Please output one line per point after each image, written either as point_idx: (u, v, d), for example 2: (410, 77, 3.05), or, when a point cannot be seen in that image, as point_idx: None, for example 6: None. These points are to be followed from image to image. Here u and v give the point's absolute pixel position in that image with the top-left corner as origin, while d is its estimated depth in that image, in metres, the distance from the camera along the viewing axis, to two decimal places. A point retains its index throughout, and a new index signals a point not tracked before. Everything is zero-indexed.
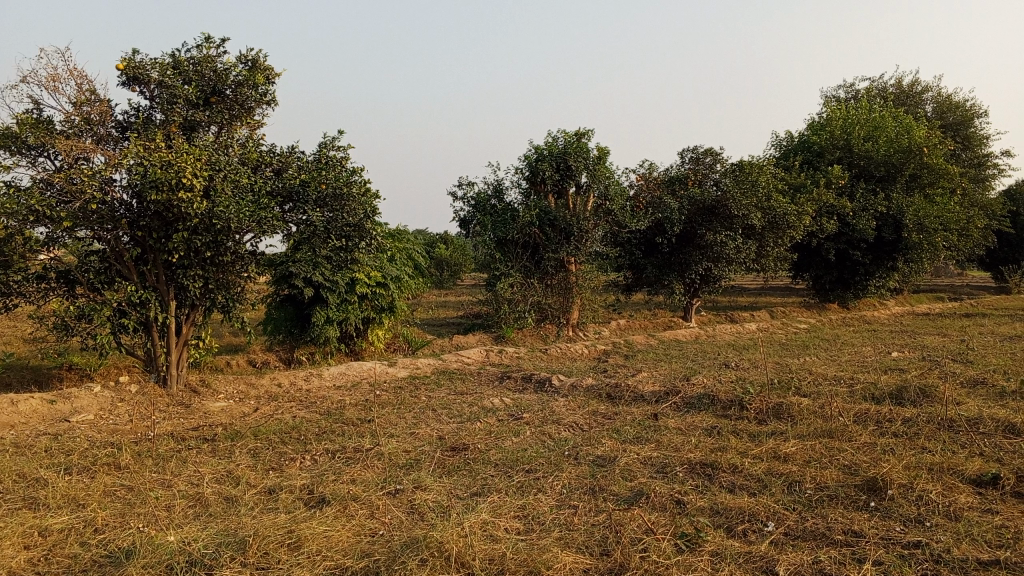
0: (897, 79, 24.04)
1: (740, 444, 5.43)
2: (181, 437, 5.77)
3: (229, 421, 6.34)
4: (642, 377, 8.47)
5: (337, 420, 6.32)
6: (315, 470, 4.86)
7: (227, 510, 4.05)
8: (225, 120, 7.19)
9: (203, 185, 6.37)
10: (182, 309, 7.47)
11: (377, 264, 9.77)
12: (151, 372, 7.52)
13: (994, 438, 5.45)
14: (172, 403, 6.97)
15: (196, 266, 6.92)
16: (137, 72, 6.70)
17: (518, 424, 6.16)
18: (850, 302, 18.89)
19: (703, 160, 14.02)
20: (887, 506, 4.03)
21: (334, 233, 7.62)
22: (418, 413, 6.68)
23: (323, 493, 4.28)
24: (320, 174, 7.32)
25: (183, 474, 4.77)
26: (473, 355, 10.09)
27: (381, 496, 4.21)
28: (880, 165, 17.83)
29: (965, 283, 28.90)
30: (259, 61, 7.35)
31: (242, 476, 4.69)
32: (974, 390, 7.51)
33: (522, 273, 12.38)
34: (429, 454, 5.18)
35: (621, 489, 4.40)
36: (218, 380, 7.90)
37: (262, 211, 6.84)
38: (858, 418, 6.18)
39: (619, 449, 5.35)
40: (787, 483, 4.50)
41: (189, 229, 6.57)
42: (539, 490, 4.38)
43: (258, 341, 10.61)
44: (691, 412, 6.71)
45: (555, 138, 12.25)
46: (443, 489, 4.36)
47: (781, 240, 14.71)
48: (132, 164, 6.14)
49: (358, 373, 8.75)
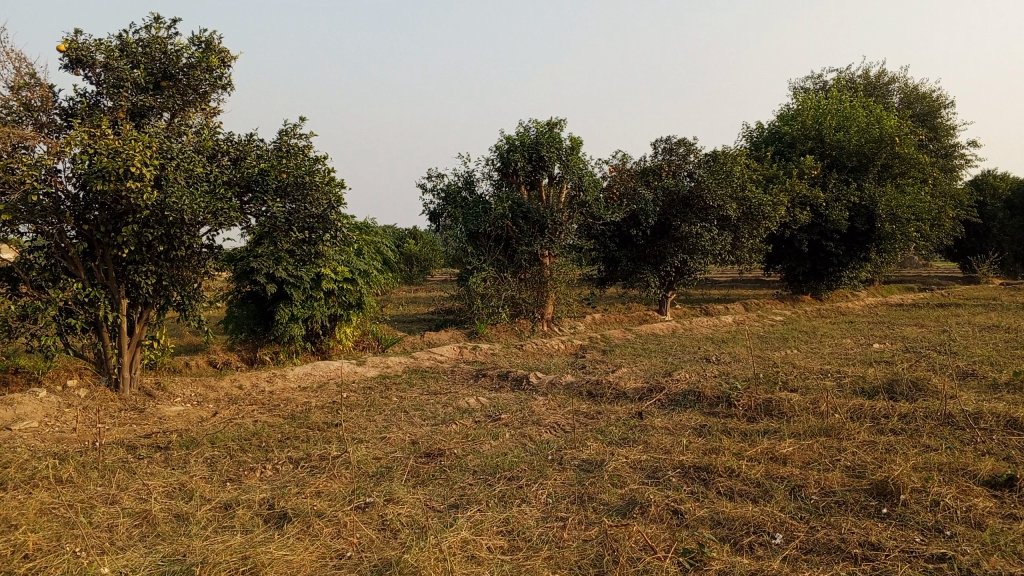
0: (864, 69, 24.01)
1: (732, 445, 5.10)
2: (131, 446, 5.33)
3: (185, 427, 5.90)
4: (621, 373, 8.14)
5: (302, 425, 5.90)
6: (277, 481, 4.45)
7: (176, 530, 3.64)
8: (178, 106, 6.73)
9: (154, 174, 5.92)
10: (134, 308, 7.00)
11: (344, 258, 9.35)
12: (102, 375, 7.05)
13: (999, 434, 5.18)
14: (124, 409, 6.51)
15: (148, 262, 6.47)
16: (80, 54, 6.21)
17: (496, 427, 5.78)
18: (823, 294, 18.74)
19: (676, 151, 13.74)
20: (901, 513, 3.72)
21: (296, 225, 7.17)
22: (389, 415, 6.28)
23: (286, 508, 3.88)
24: (280, 163, 6.87)
25: (130, 488, 4.33)
26: (445, 352, 9.70)
27: (349, 511, 3.81)
28: (852, 156, 17.67)
29: (931, 274, 28.84)
30: (213, 42, 6.89)
31: (196, 489, 4.26)
32: (966, 383, 7.26)
33: (495, 267, 11.99)
34: (402, 461, 4.80)
35: (611, 497, 4.04)
36: (174, 382, 7.44)
37: (218, 202, 6.39)
38: (854, 415, 5.87)
39: (605, 452, 5.00)
40: (790, 488, 4.17)
41: (140, 221, 6.11)
42: (522, 501, 4.02)
43: (219, 340, 10.13)
44: (676, 409, 6.40)
45: (526, 128, 11.87)
46: (418, 502, 3.97)
47: (756, 232, 14.48)
48: (77, 151, 5.66)
49: (325, 374, 8.32)
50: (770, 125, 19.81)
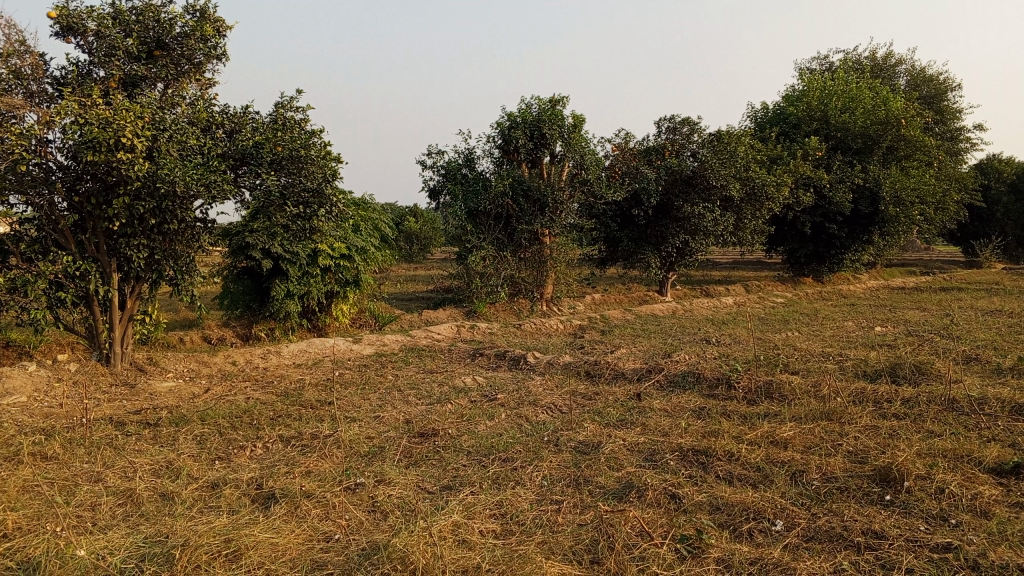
0: (871, 50, 23.73)
1: (732, 428, 5.00)
2: (121, 422, 5.24)
3: (176, 404, 5.80)
4: (621, 354, 8.04)
5: (294, 403, 5.80)
6: (267, 461, 4.35)
7: (161, 510, 3.54)
8: (172, 77, 6.58)
9: (145, 145, 5.78)
10: (127, 282, 6.88)
11: (341, 235, 9.21)
12: (94, 350, 6.95)
13: (1004, 420, 5.08)
14: (115, 384, 6.42)
15: (140, 235, 6.34)
16: (70, 21, 6.05)
17: (492, 406, 5.69)
18: (825, 276, 18.62)
19: (680, 130, 13.56)
20: (905, 500, 3.63)
21: (291, 200, 7.03)
22: (384, 394, 6.18)
23: (274, 488, 3.78)
24: (276, 136, 6.73)
25: (116, 466, 4.24)
26: (443, 330, 9.60)
27: (338, 492, 3.71)
28: (857, 138, 17.48)
29: (934, 257, 28.69)
30: (207, 11, 6.73)
31: (183, 467, 4.17)
32: (969, 367, 7.16)
33: (495, 246, 11.86)
34: (395, 441, 4.70)
35: (608, 480, 3.95)
36: (167, 357, 7.34)
37: (211, 174, 6.25)
38: (856, 399, 5.77)
39: (603, 433, 4.90)
40: (791, 473, 4.07)
41: (131, 193, 5.98)
42: (517, 483, 3.92)
43: (215, 316, 10.03)
44: (675, 391, 6.31)
45: (528, 104, 11.70)
46: (410, 483, 3.88)
47: (759, 213, 14.34)
48: (67, 122, 5.52)
49: (320, 351, 8.21)
50: (774, 105, 19.59)
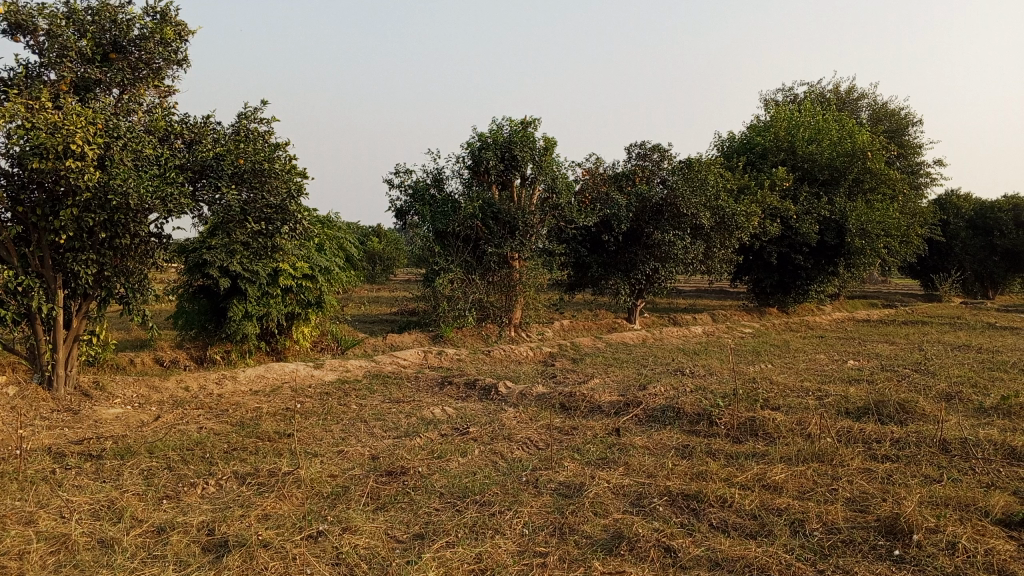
0: (834, 84, 23.94)
1: (720, 469, 4.72)
2: (60, 454, 4.80)
3: (122, 433, 5.38)
4: (594, 385, 7.72)
5: (250, 434, 5.40)
6: (221, 501, 3.97)
7: (98, 560, 3.15)
8: (128, 82, 6.19)
9: (97, 153, 5.39)
10: (73, 300, 6.43)
11: (304, 254, 8.82)
12: (35, 372, 6.49)
13: (1000, 464, 4.86)
14: (56, 410, 5.97)
15: (89, 249, 5.88)
16: (20, 19, 5.64)
17: (464, 442, 5.33)
18: (791, 307, 18.53)
19: (650, 156, 13.40)
20: (916, 556, 3.36)
21: (252, 216, 6.63)
22: (348, 425, 5.80)
23: (227, 535, 3.41)
24: (238, 148, 6.36)
25: (50, 505, 3.82)
26: (408, 356, 9.23)
27: (299, 542, 3.35)
28: (824, 169, 17.48)
29: (893, 290, 28.98)
30: (169, 14, 6.37)
31: (126, 509, 3.77)
32: (951, 406, 6.95)
33: (463, 269, 11.53)
34: (361, 480, 4.34)
35: (594, 529, 3.62)
36: (115, 381, 6.89)
37: (167, 187, 5.79)
38: (842, 437, 5.53)
39: (583, 474, 4.59)
40: (790, 522, 3.79)
41: (80, 204, 5.57)
42: (495, 531, 3.59)
43: (167, 337, 9.56)
44: (654, 427, 6.01)
45: (499, 125, 11.45)
46: (377, 531, 3.52)
47: (728, 242, 14.18)
48: (13, 126, 5.12)
49: (279, 376, 7.80)
50: (741, 134, 19.60)
